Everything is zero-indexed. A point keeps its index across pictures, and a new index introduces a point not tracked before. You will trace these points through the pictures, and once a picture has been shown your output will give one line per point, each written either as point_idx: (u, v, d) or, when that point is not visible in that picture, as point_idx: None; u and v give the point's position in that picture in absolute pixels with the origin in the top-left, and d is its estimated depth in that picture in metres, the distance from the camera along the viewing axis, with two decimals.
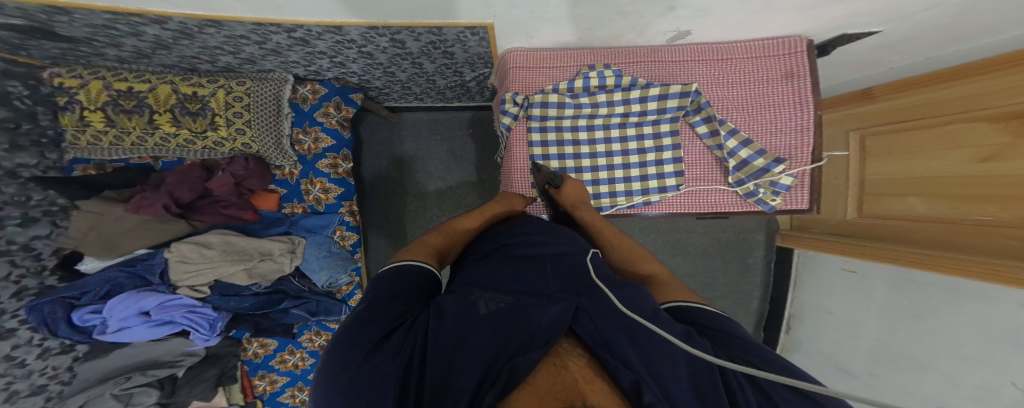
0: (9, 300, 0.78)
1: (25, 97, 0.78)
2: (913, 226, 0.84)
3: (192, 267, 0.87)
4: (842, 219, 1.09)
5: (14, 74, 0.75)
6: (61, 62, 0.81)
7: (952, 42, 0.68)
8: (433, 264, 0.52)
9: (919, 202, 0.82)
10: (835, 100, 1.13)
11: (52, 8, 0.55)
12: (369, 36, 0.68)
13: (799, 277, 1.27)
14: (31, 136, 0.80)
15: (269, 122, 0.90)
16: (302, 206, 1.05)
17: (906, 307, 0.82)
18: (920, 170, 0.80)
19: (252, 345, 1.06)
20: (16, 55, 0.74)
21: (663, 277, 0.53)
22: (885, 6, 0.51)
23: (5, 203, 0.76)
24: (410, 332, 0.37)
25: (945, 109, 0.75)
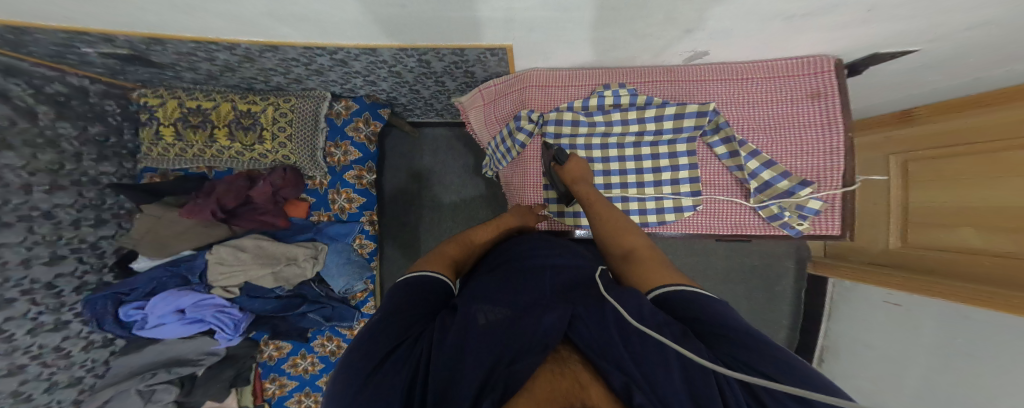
0: (70, 293, 0.87)
1: (117, 114, 0.96)
2: (969, 260, 0.75)
3: (227, 269, 0.92)
4: (885, 248, 1.00)
5: (112, 94, 0.93)
6: (147, 84, 0.95)
7: (1005, 63, 0.64)
8: (446, 275, 0.52)
9: (974, 233, 0.74)
10: (873, 122, 1.07)
11: (151, 39, 0.65)
12: (400, 57, 0.72)
13: (835, 309, 1.18)
14: (114, 148, 0.95)
15: (308, 136, 0.96)
16: (328, 215, 1.11)
17: (954, 343, 0.74)
18: (972, 200, 0.74)
19: (267, 348, 1.11)
20: (115, 78, 0.89)
21: (643, 252, 0.50)
22: (929, 24, 0.48)
23: (86, 206, 0.89)
24: (414, 347, 0.37)
25: (995, 134, 0.69)
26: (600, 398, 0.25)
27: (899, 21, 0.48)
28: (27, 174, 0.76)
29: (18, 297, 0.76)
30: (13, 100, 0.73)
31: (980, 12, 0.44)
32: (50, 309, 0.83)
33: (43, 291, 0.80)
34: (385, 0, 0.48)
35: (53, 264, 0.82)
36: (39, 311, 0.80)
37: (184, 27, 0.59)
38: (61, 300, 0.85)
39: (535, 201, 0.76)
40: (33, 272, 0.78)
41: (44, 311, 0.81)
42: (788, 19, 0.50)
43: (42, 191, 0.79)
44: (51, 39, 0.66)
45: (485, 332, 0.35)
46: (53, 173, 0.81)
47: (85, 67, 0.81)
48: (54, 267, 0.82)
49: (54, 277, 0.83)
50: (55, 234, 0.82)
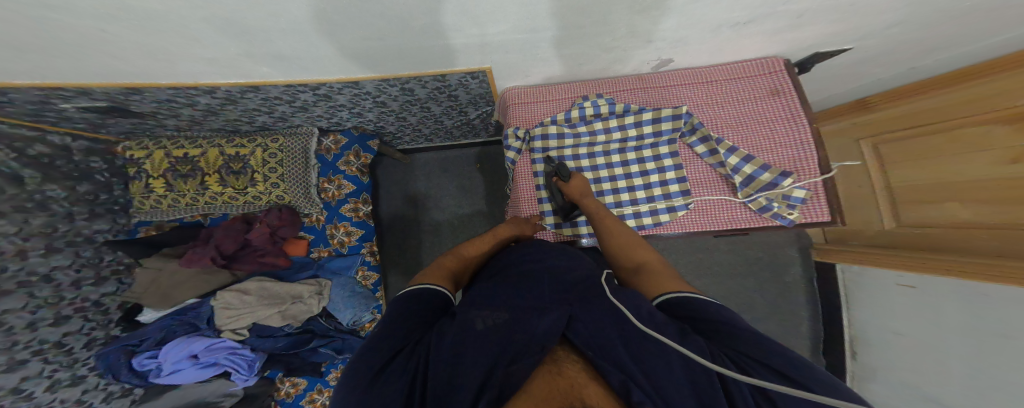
0: (81, 350, 0.86)
1: (105, 170, 0.94)
2: (965, 233, 0.77)
3: (234, 312, 0.90)
4: (881, 230, 1.00)
5: (97, 151, 0.92)
6: (132, 136, 0.95)
7: (943, 48, 0.69)
8: (446, 285, 0.50)
9: (962, 207, 0.77)
10: (832, 112, 1.13)
11: (130, 89, 0.65)
12: (382, 88, 0.74)
13: (849, 295, 1.15)
14: (105, 204, 0.94)
15: (300, 174, 0.97)
16: (328, 249, 1.08)
17: (982, 322, 0.70)
18: (947, 174, 0.78)
19: (284, 385, 1.04)
20: (99, 132, 0.89)
21: (655, 266, 0.51)
22: (869, 14, 0.53)
23: (84, 265, 0.88)
24: (415, 352, 0.37)
25: (953, 112, 0.75)
26: (598, 396, 0.28)
27: (838, 16, 0.53)
28: (21, 239, 0.77)
29: (29, 358, 0.77)
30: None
31: (907, 1, 0.49)
32: (64, 365, 0.83)
33: (53, 351, 0.81)
34: (363, 35, 0.50)
35: (59, 323, 0.82)
36: (53, 369, 0.81)
37: (165, 74, 0.60)
38: (72, 356, 0.85)
39: (529, 213, 0.74)
40: (40, 334, 0.79)
41: (59, 368, 0.82)
42: (735, 26, 0.55)
43: (38, 254, 0.80)
44: (29, 97, 0.65)
45: (484, 337, 0.37)
46: (48, 237, 0.82)
47: (67, 124, 0.81)
48: (62, 326, 0.83)
49: (62, 336, 0.83)
50: (57, 296, 0.83)
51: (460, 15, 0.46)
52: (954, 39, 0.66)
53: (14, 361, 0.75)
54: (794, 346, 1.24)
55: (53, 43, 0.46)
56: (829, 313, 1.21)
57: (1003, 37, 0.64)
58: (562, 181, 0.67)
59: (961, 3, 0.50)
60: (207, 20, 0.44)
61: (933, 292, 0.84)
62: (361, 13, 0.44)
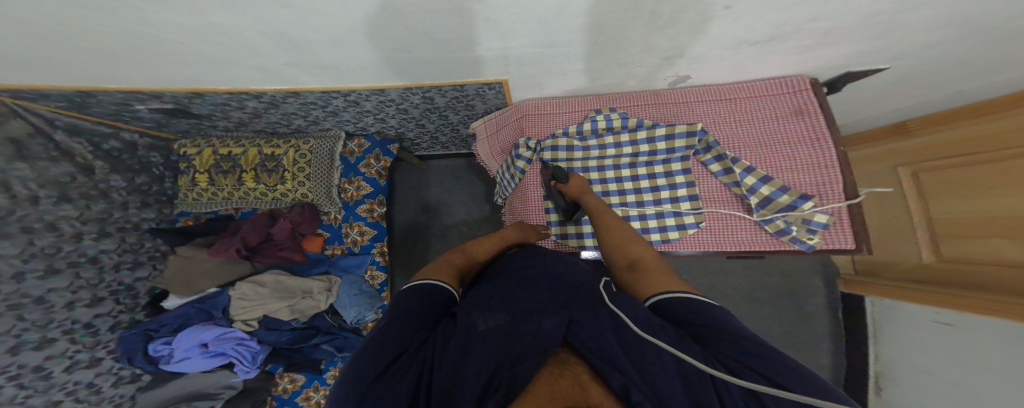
0: (105, 332, 0.93)
1: (160, 164, 1.05)
2: (1009, 273, 0.69)
3: (248, 303, 0.95)
4: (918, 263, 0.92)
5: (158, 147, 1.03)
6: (187, 135, 1.06)
7: (990, 70, 0.65)
8: (451, 284, 0.52)
9: (1009, 246, 0.69)
10: (871, 134, 1.06)
11: (192, 93, 0.73)
12: (406, 95, 0.79)
13: (879, 329, 1.06)
14: (156, 195, 1.05)
15: (323, 175, 1.04)
16: (341, 248, 1.12)
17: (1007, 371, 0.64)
18: (994, 209, 0.70)
19: (283, 380, 1.09)
20: (160, 130, 1.00)
21: (649, 261, 0.50)
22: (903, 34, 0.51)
23: (126, 250, 0.97)
24: (417, 355, 0.38)
25: (1014, 139, 0.66)
26: (600, 398, 0.27)
27: (867, 35, 0.51)
28: (79, 223, 0.87)
29: (59, 337, 0.84)
30: (76, 158, 0.87)
31: (940, 22, 0.47)
32: (87, 347, 0.89)
33: (82, 331, 0.88)
34: (390, 47, 0.55)
35: (93, 305, 0.90)
36: (76, 349, 0.87)
37: (221, 82, 0.68)
38: (97, 338, 0.91)
39: (537, 221, 0.76)
40: (74, 314, 0.86)
41: (81, 349, 0.88)
42: (756, 44, 0.55)
43: (90, 238, 0.90)
44: (112, 99, 0.75)
45: (486, 339, 0.37)
46: (103, 222, 0.92)
47: (137, 123, 0.92)
48: (94, 308, 0.90)
49: (92, 318, 0.90)
50: (98, 277, 0.91)
51: (480, 30, 0.50)
52: (1000, 63, 0.62)
53: (44, 339, 0.81)
54: None
55: (137, 52, 0.54)
56: (858, 349, 1.12)
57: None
58: (561, 183, 0.68)
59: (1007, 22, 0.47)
60: (258, 34, 0.49)
61: (971, 335, 0.75)
62: (393, 28, 0.49)
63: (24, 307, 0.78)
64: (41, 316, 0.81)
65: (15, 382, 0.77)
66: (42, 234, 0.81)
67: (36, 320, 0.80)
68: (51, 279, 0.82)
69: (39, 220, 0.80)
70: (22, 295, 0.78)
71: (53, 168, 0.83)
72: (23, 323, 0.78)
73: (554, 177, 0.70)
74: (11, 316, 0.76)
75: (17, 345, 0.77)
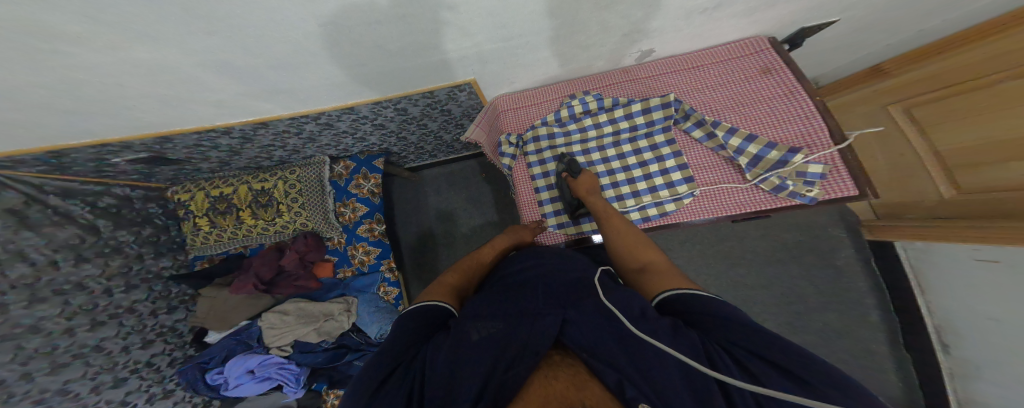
0: (167, 368, 0.97)
1: (160, 215, 1.05)
2: None
3: (278, 331, 0.95)
4: (938, 199, 0.88)
5: (153, 197, 1.03)
6: (176, 181, 1.05)
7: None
8: (451, 304, 0.49)
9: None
10: (847, 82, 1.07)
11: (160, 138, 0.73)
12: (378, 110, 0.78)
13: (925, 283, 0.98)
14: (167, 243, 1.05)
15: (318, 201, 1.02)
16: (352, 269, 1.09)
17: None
18: (1002, 133, 0.69)
19: (329, 397, 1.02)
20: (150, 181, 1.00)
21: (660, 266, 0.48)
22: None
23: (157, 298, 0.98)
24: (409, 370, 0.36)
25: (1012, 61, 0.65)
26: (595, 396, 0.28)
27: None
28: (104, 280, 0.87)
29: (128, 375, 0.89)
30: (79, 220, 0.85)
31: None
32: (156, 381, 0.94)
33: (147, 369, 0.92)
34: (345, 63, 0.54)
35: (146, 346, 0.93)
36: (148, 384, 0.92)
37: (185, 120, 0.67)
38: (161, 373, 0.95)
39: (531, 217, 0.72)
40: (134, 355, 0.90)
41: (153, 383, 0.93)
42: (704, 12, 0.56)
43: (120, 291, 0.90)
44: (86, 156, 0.75)
45: (479, 346, 0.36)
46: (124, 276, 0.92)
47: (124, 177, 0.92)
48: (148, 348, 0.93)
49: (151, 356, 0.94)
50: (141, 323, 0.93)
51: (431, 33, 0.49)
52: None
53: (116, 378, 0.86)
54: (864, 339, 1.09)
55: (106, 99, 0.53)
56: (902, 299, 1.05)
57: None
58: (572, 178, 0.65)
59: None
60: (199, 65, 0.49)
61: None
62: (339, 43, 0.48)
63: (87, 355, 0.82)
64: (106, 360, 0.85)
65: None
66: (75, 294, 0.82)
67: (102, 364, 0.84)
68: (100, 328, 0.85)
69: (67, 281, 0.81)
70: (79, 345, 0.81)
71: (60, 231, 0.81)
72: (93, 368, 0.82)
73: (566, 171, 0.66)
74: (80, 364, 0.80)
75: (96, 385, 0.82)
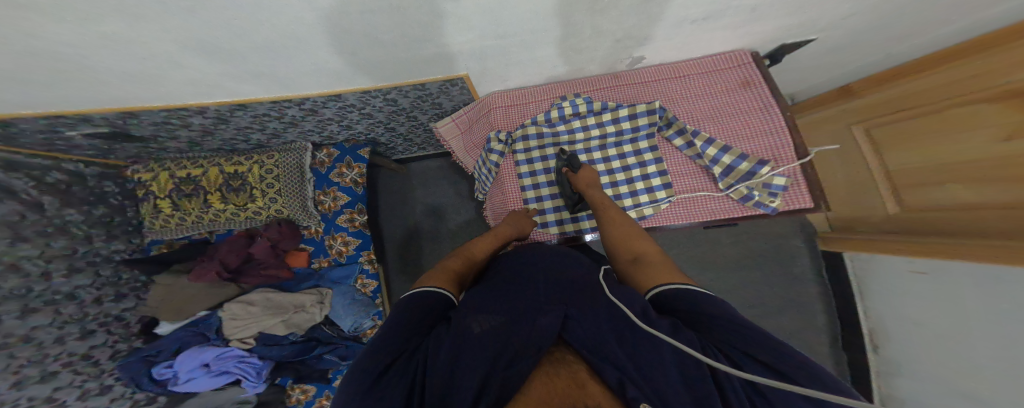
0: (108, 361, 0.90)
1: (117, 194, 0.99)
2: (974, 215, 0.74)
3: (240, 322, 0.92)
4: (886, 215, 0.96)
5: (110, 176, 0.97)
6: (139, 159, 0.99)
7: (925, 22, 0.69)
8: (449, 289, 0.50)
9: (967, 189, 0.74)
10: (818, 100, 1.13)
11: (126, 113, 0.68)
12: (366, 99, 0.76)
13: (862, 287, 1.09)
14: (121, 226, 0.99)
15: (295, 187, 0.98)
16: (328, 260, 1.07)
17: (1001, 309, 0.66)
18: (948, 157, 0.76)
19: (295, 392, 1.03)
20: (107, 158, 0.94)
21: (654, 257, 0.51)
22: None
23: (104, 284, 0.92)
24: (412, 359, 0.37)
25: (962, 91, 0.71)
26: (595, 393, 0.30)
27: (793, 9, 0.55)
28: (43, 262, 0.82)
29: (60, 369, 0.81)
30: (19, 196, 0.80)
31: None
32: (93, 375, 0.86)
33: (82, 362, 0.85)
34: (339, 50, 0.53)
35: (85, 337, 0.86)
36: (82, 379, 0.84)
37: (151, 97, 0.63)
38: (100, 367, 0.88)
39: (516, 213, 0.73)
40: (69, 346, 0.83)
41: (88, 378, 0.86)
42: (694, 22, 0.57)
43: (60, 275, 0.84)
44: (36, 126, 0.69)
45: (481, 341, 0.37)
46: (68, 258, 0.86)
47: (78, 151, 0.86)
48: (87, 339, 0.87)
49: (89, 348, 0.87)
50: (80, 312, 0.87)
51: (433, 24, 0.49)
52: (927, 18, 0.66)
53: (46, 372, 0.79)
54: (809, 340, 1.19)
55: (64, 71, 0.49)
56: (842, 305, 1.16)
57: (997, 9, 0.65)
58: (572, 173, 0.67)
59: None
60: (175, 42, 0.46)
61: (952, 282, 0.78)
62: (335, 30, 0.47)
63: (13, 346, 0.74)
64: (34, 352, 0.78)
65: None
66: (6, 276, 0.75)
67: (29, 356, 0.77)
68: (32, 316, 0.78)
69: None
70: (6, 334, 0.73)
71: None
72: (19, 359, 0.75)
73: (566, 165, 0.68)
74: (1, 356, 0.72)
75: (18, 381, 0.74)
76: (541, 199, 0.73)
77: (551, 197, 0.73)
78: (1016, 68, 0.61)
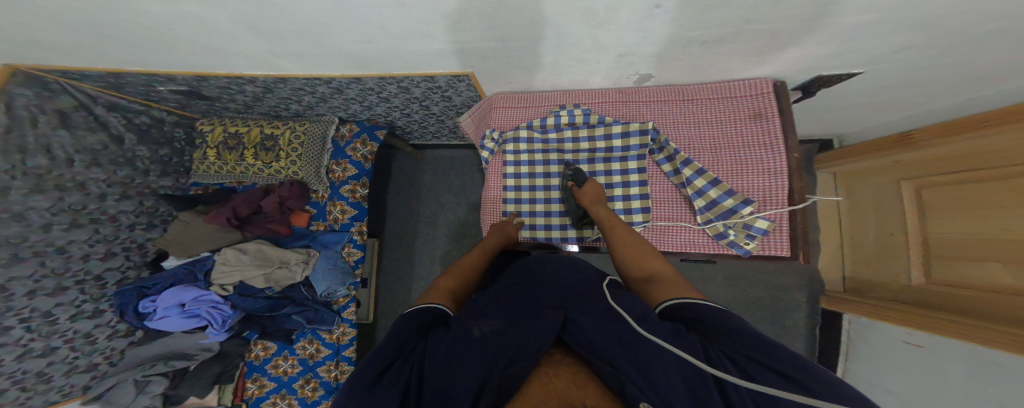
0: (112, 286, 1.03)
1: (182, 140, 1.18)
2: (1012, 304, 0.62)
3: (227, 268, 1.04)
4: (908, 285, 0.87)
5: (182, 124, 1.17)
6: (208, 115, 1.16)
7: (1013, 66, 0.58)
8: (449, 305, 0.50)
9: (1004, 270, 0.63)
10: (869, 145, 0.98)
11: (200, 77, 0.81)
12: (382, 85, 0.83)
13: (851, 347, 1.04)
14: (175, 165, 1.18)
15: (315, 155, 1.09)
16: (324, 224, 1.19)
17: (983, 393, 0.61)
18: (995, 230, 0.65)
19: (255, 347, 1.15)
20: (185, 111, 1.13)
21: (667, 276, 0.47)
22: (879, 25, 0.46)
23: (141, 213, 1.10)
24: (409, 361, 0.38)
25: None
26: (595, 396, 0.30)
27: (811, 40, 0.51)
28: (105, 185, 0.99)
29: (71, 286, 0.94)
30: (110, 130, 0.99)
31: (884, 30, 0.47)
32: (92, 298, 0.99)
33: (92, 282, 0.98)
34: (463, 37, 0.57)
35: (106, 258, 1.01)
36: (82, 300, 0.97)
37: (215, 66, 0.74)
38: (103, 290, 1.01)
39: (491, 210, 0.76)
40: (88, 265, 0.97)
41: (88, 300, 0.98)
42: (704, 44, 0.55)
43: (113, 199, 1.02)
44: (139, 80, 0.84)
45: (480, 343, 0.38)
46: (125, 185, 1.05)
47: (163, 102, 1.03)
48: (106, 261, 1.01)
49: (103, 271, 1.01)
50: (114, 233, 1.02)
51: (542, 18, 0.49)
52: (1020, 59, 0.55)
53: (58, 286, 0.91)
54: None
55: (145, 37, 0.60)
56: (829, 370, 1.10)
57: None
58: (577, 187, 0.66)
59: (946, 36, 0.48)
60: (230, 22, 0.54)
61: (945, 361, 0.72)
62: (479, 14, 0.49)
63: (47, 255, 0.89)
64: (60, 264, 0.92)
65: (25, 325, 0.86)
66: (73, 193, 0.93)
67: (55, 268, 0.90)
68: (74, 230, 0.93)
69: (71, 179, 0.93)
70: (47, 243, 0.89)
71: (90, 136, 0.95)
72: (44, 269, 0.88)
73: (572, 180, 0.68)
74: (35, 262, 0.87)
75: (34, 290, 0.87)
76: (519, 200, 0.75)
77: (529, 200, 0.75)
78: None
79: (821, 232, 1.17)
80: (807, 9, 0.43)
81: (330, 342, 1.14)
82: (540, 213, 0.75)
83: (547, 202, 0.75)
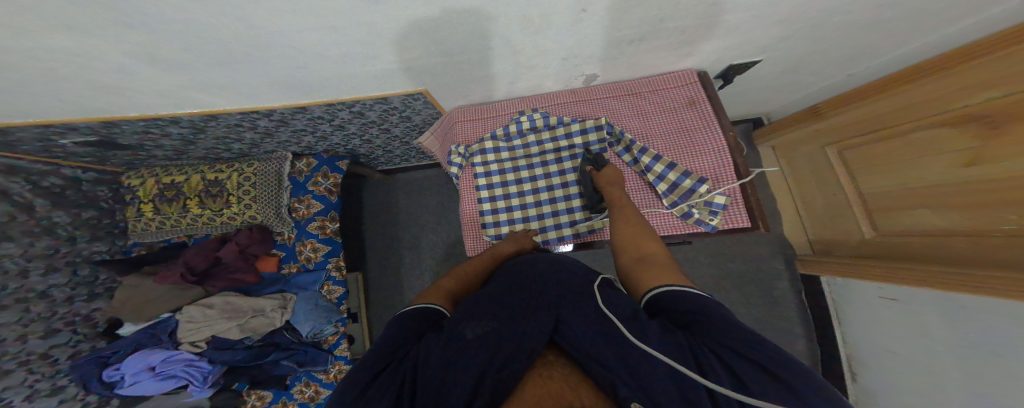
0: (65, 361, 0.91)
1: (109, 198, 1.05)
2: (938, 241, 0.73)
3: (195, 325, 0.93)
4: (860, 240, 0.95)
5: (105, 181, 1.03)
6: (134, 167, 1.05)
7: (887, 36, 0.68)
8: (444, 305, 0.49)
9: (931, 214, 0.74)
10: (788, 120, 1.11)
11: (105, 122, 0.72)
12: (332, 111, 0.79)
13: (839, 310, 1.08)
14: (104, 228, 1.02)
15: (270, 195, 1.01)
16: (296, 266, 1.10)
17: (974, 335, 0.65)
18: (911, 181, 0.76)
19: (250, 397, 1.04)
20: (107, 166, 1.01)
21: (660, 258, 0.48)
22: (772, 10, 0.52)
23: (78, 284, 0.95)
24: (399, 367, 0.35)
25: (931, 108, 0.69)
26: (587, 397, 0.28)
27: (721, 31, 0.57)
28: (22, 261, 0.86)
29: (15, 367, 0.82)
30: (14, 197, 0.85)
31: (774, 17, 0.54)
32: (46, 376, 0.87)
33: (39, 361, 0.86)
34: (404, 55, 0.56)
35: (48, 336, 0.88)
36: (35, 379, 0.85)
37: (130, 108, 0.67)
38: (56, 367, 0.89)
39: (473, 227, 0.74)
40: (28, 345, 0.85)
41: (41, 378, 0.86)
42: (632, 43, 0.58)
43: (38, 274, 0.88)
44: (32, 135, 0.74)
45: (472, 345, 0.35)
46: (49, 257, 0.91)
47: (73, 158, 0.91)
48: (49, 339, 0.88)
49: (49, 348, 0.88)
50: (50, 310, 0.89)
51: (485, 29, 0.49)
52: (894, 30, 0.64)
53: None
54: None
55: (37, 83, 0.53)
56: (821, 329, 1.15)
57: (944, 32, 0.65)
58: (596, 171, 0.66)
59: (821, 19, 0.56)
60: (123, 54, 0.48)
61: (919, 307, 0.78)
62: (320, 30, 0.45)
63: None
64: None
65: None
66: None
67: None
68: None
69: None
70: None
71: None
72: None
73: (592, 164, 0.68)
74: None
75: None
76: (496, 211, 0.72)
77: (506, 209, 0.72)
78: (1000, 83, 0.55)
79: (778, 200, 1.26)
80: (706, 6, 0.48)
81: (328, 382, 1.05)
82: (518, 220, 0.72)
83: (524, 209, 0.73)
